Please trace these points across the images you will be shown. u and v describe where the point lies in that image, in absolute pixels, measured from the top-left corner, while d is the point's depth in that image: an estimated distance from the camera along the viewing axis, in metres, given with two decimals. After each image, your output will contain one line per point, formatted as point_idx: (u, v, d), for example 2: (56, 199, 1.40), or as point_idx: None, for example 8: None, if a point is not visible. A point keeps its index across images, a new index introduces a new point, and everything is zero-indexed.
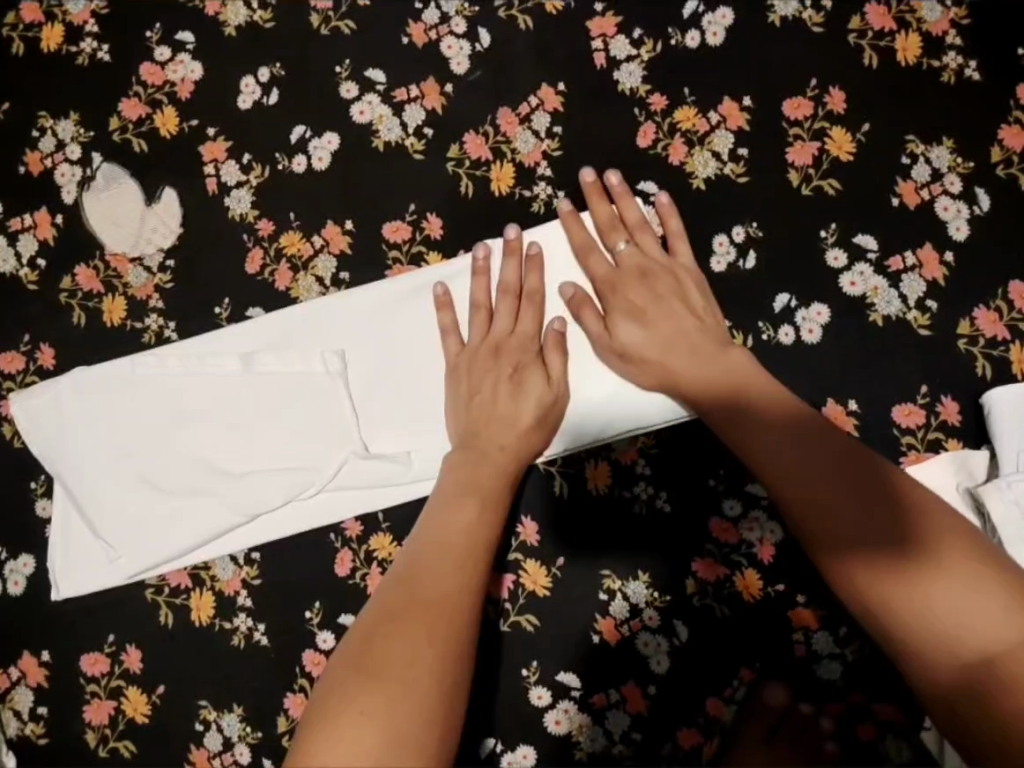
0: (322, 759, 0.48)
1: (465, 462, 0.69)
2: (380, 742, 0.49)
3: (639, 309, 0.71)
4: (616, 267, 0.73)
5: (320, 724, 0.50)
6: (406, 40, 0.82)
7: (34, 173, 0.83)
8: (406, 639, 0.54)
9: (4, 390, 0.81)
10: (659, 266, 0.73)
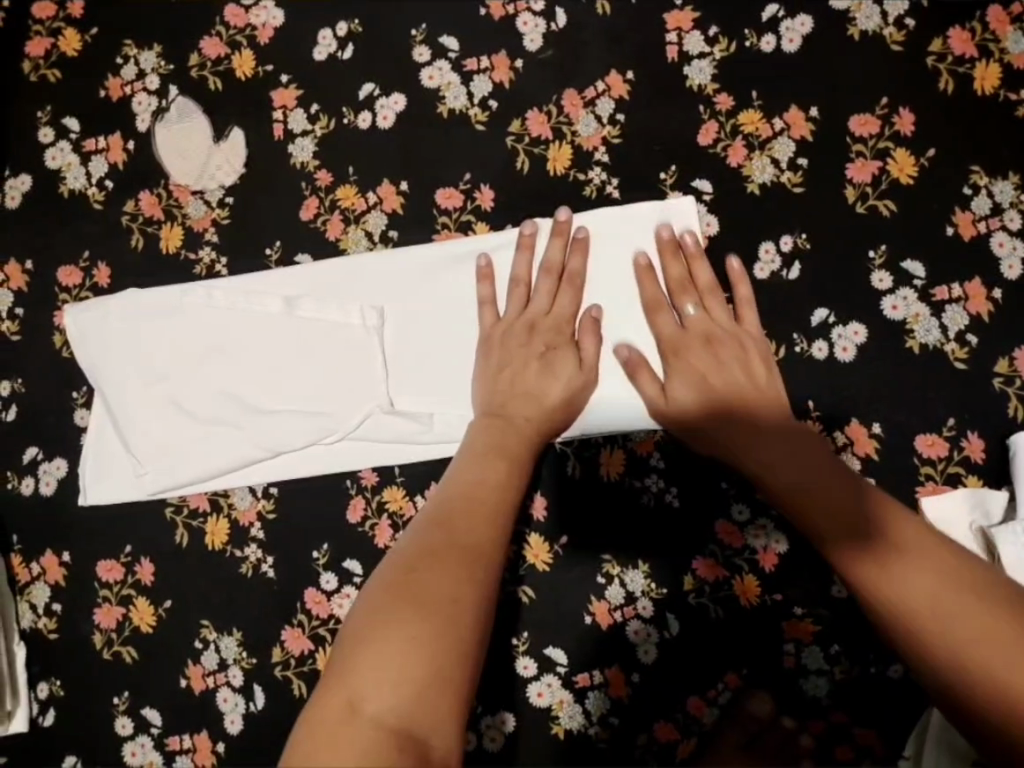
0: (361, 686, 0.51)
1: (487, 430, 0.71)
2: (420, 677, 0.51)
3: (701, 376, 0.71)
4: (681, 329, 0.73)
5: (358, 652, 0.52)
6: (484, 12, 0.83)
7: (113, 99, 0.87)
8: (443, 580, 0.56)
9: (58, 301, 0.85)
10: (724, 330, 0.73)
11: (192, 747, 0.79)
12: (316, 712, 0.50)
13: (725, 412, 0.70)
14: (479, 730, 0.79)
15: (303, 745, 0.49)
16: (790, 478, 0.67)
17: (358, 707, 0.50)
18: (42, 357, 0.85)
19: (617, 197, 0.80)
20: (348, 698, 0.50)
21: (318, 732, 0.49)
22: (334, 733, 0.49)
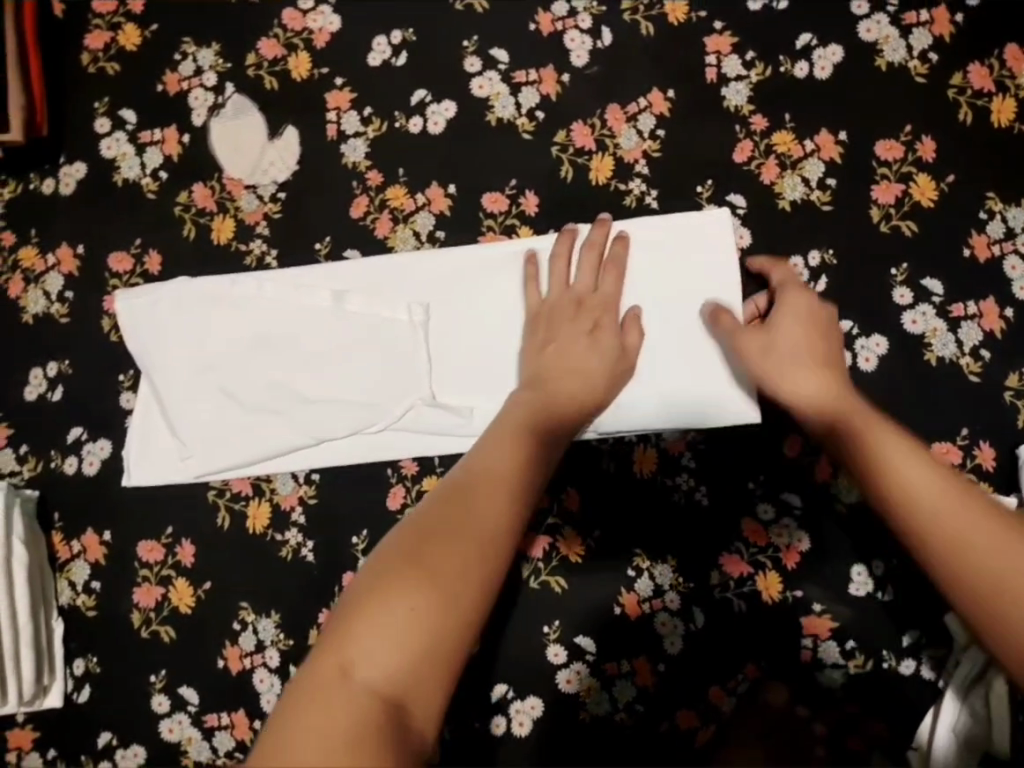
0: (355, 651, 0.53)
1: (529, 400, 0.73)
2: (411, 651, 0.53)
3: (811, 314, 0.73)
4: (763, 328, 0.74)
5: (358, 620, 0.55)
6: (534, 27, 0.87)
7: (170, 93, 0.89)
8: (449, 561, 0.57)
9: (109, 286, 0.87)
10: (816, 323, 0.73)
11: (229, 723, 0.81)
12: (313, 670, 0.53)
13: (822, 351, 0.72)
14: (509, 714, 0.81)
15: (293, 694, 0.52)
16: (817, 413, 0.69)
17: (351, 672, 0.52)
18: (90, 340, 0.86)
19: (656, 208, 0.84)
20: (343, 661, 0.53)
21: (311, 687, 0.52)
22: (326, 694, 0.51)
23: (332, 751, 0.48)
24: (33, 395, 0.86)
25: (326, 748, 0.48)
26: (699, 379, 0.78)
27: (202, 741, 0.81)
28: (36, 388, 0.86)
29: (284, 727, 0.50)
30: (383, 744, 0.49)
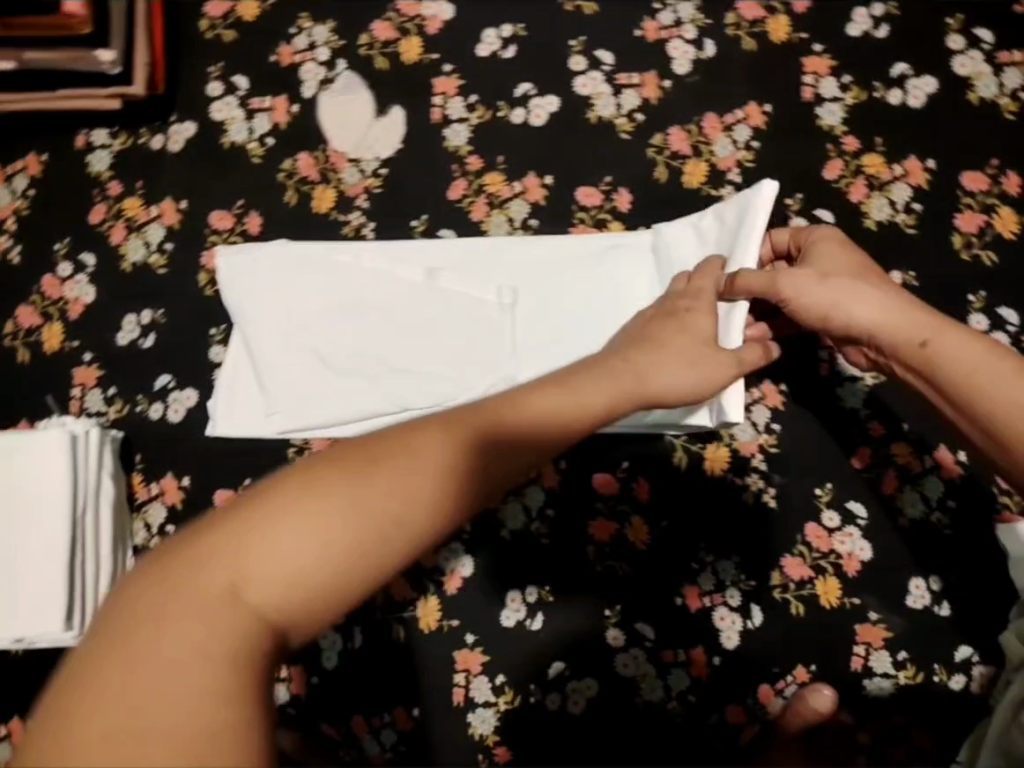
0: (253, 567, 0.40)
1: (626, 380, 0.59)
2: (321, 591, 0.41)
3: (831, 244, 0.73)
4: (817, 273, 0.70)
5: (268, 526, 0.41)
6: (639, 33, 0.90)
7: (283, 64, 0.92)
8: (397, 494, 0.43)
9: (209, 242, 0.90)
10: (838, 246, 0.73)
11: (287, 677, 0.85)
12: (194, 571, 0.40)
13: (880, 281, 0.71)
14: (564, 693, 0.82)
15: (145, 597, 0.39)
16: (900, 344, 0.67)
17: (242, 589, 0.40)
18: (186, 294, 0.89)
19: None
20: (236, 574, 0.40)
21: (173, 592, 0.40)
22: (203, 605, 0.39)
23: (194, 690, 0.36)
24: (125, 340, 0.89)
25: (186, 682, 0.37)
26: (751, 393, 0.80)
27: None
28: (128, 334, 0.89)
29: (133, 638, 0.38)
30: (259, 691, 0.38)
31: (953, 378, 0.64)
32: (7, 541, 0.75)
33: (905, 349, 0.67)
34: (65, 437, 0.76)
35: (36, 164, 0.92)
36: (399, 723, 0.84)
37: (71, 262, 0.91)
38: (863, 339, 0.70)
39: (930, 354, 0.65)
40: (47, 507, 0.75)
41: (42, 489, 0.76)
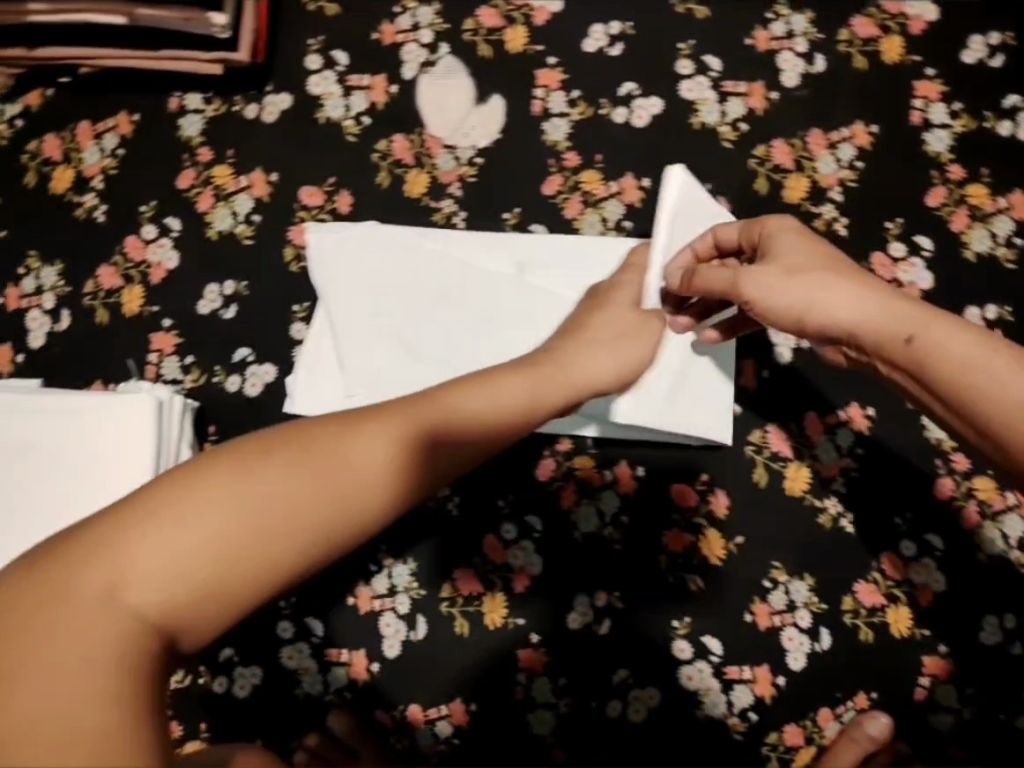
0: (135, 565, 0.45)
1: (548, 370, 0.67)
2: (205, 582, 0.46)
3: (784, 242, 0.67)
4: (783, 267, 0.65)
5: (152, 532, 0.46)
6: (750, 42, 0.88)
7: (384, 43, 0.91)
8: (283, 504, 0.48)
9: (297, 218, 0.89)
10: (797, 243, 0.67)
11: (347, 661, 0.85)
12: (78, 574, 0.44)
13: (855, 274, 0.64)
14: (626, 700, 0.82)
15: (31, 594, 0.44)
16: (882, 343, 0.60)
17: (119, 592, 0.44)
18: (271, 268, 0.88)
19: (843, 235, 0.86)
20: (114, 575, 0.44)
21: (54, 592, 0.44)
22: (85, 603, 0.43)
23: (84, 676, 0.41)
24: (206, 310, 0.88)
25: (73, 670, 0.41)
26: (714, 395, 0.84)
27: (317, 674, 0.85)
28: (210, 303, 0.88)
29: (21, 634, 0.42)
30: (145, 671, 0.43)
31: (941, 374, 0.56)
32: (83, 503, 0.74)
33: (888, 345, 0.59)
34: (151, 402, 0.75)
35: (127, 124, 0.91)
36: (456, 716, 0.84)
37: (156, 226, 0.90)
38: (840, 337, 0.63)
39: (915, 349, 0.58)
40: (127, 471, 0.74)
41: (124, 452, 0.75)
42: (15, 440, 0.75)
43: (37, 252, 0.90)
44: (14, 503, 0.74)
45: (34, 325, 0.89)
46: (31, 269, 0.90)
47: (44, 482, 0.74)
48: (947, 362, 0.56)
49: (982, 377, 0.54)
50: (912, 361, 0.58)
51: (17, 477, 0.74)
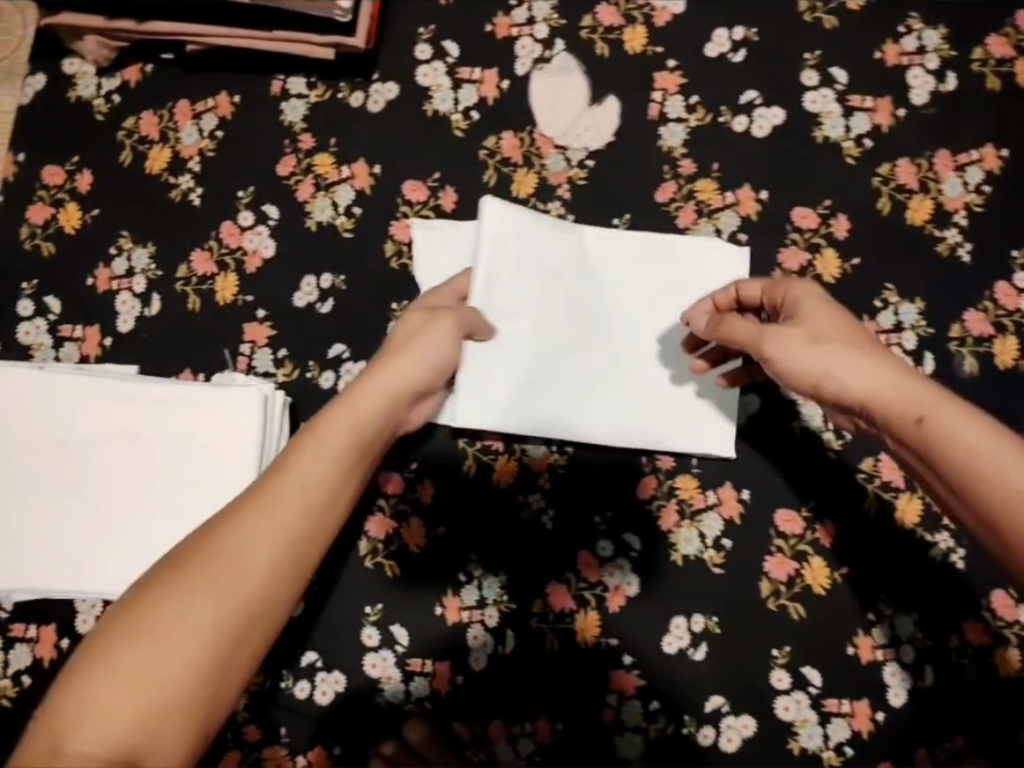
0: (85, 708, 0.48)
1: (375, 384, 0.67)
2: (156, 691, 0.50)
3: (812, 310, 0.67)
4: (808, 334, 0.65)
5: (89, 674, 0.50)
6: (879, 55, 0.85)
7: (498, 36, 0.88)
8: (208, 604, 0.53)
9: (399, 212, 0.86)
10: (825, 310, 0.67)
11: (430, 672, 0.83)
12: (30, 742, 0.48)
13: (863, 345, 0.64)
14: (718, 728, 0.80)
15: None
16: (893, 418, 0.60)
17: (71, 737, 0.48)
18: (371, 262, 0.86)
19: (967, 261, 0.83)
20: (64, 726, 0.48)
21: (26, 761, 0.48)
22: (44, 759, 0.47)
23: None
24: (302, 302, 0.85)
25: None
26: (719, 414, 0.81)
27: (399, 683, 0.83)
28: (306, 296, 0.85)
29: None
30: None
31: (953, 457, 0.57)
32: (192, 492, 0.77)
33: (898, 423, 0.60)
34: (257, 397, 0.77)
35: (227, 106, 0.88)
36: (540, 734, 0.81)
37: (253, 212, 0.87)
38: (855, 408, 0.63)
39: (925, 430, 0.59)
40: (235, 464, 0.77)
41: (231, 445, 0.77)
42: (119, 428, 0.78)
43: (130, 234, 0.87)
44: (130, 489, 0.78)
45: (124, 307, 0.86)
46: (124, 250, 0.87)
47: (158, 471, 0.78)
48: (954, 448, 0.57)
49: (985, 466, 0.56)
50: (919, 440, 0.59)
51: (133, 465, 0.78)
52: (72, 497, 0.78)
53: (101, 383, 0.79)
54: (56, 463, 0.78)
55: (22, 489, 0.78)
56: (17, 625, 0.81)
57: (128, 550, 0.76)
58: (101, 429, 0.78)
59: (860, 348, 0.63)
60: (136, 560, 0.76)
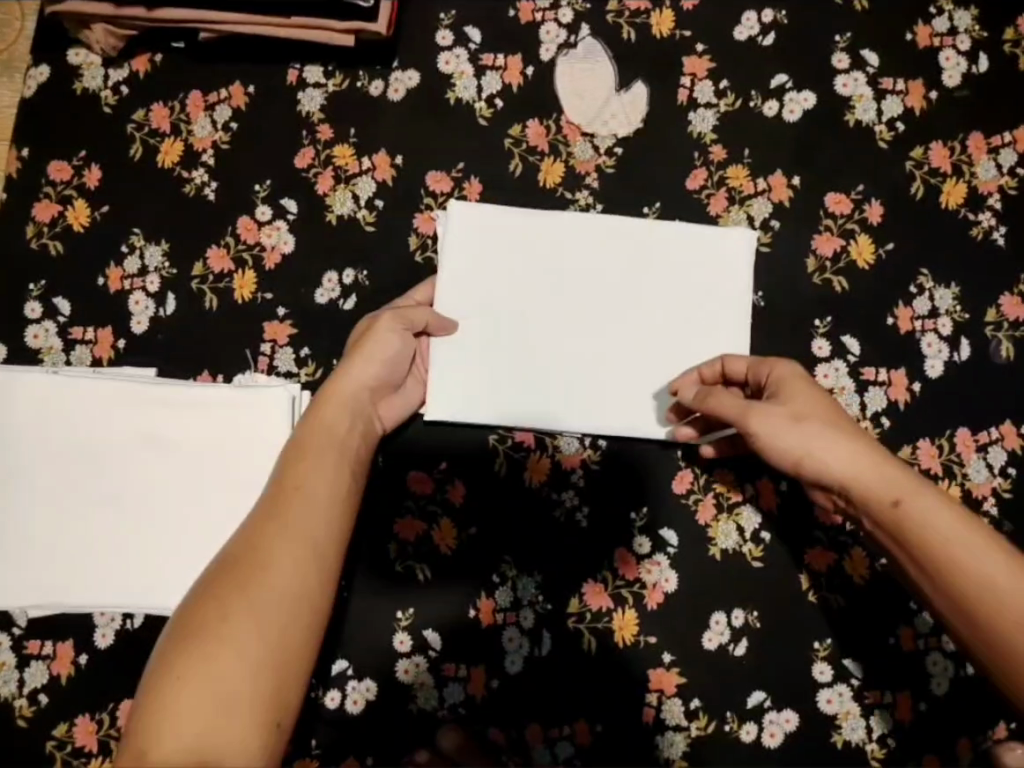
0: (169, 714, 0.50)
1: (336, 389, 0.70)
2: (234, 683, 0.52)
3: (792, 387, 0.67)
4: (790, 413, 0.64)
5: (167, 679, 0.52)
6: (910, 37, 0.84)
7: (521, 21, 0.85)
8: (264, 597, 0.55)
9: (422, 204, 0.84)
10: (808, 391, 0.66)
11: (465, 676, 0.80)
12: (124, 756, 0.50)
13: (842, 421, 0.63)
14: (760, 724, 0.79)
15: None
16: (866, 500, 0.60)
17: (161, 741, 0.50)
18: (395, 255, 0.83)
19: (1002, 245, 0.81)
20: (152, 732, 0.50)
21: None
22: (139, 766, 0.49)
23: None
24: (324, 299, 0.83)
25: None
26: None
27: (433, 688, 0.80)
28: (328, 293, 0.83)
29: None
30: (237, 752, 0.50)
31: (926, 546, 0.57)
32: (219, 495, 0.75)
33: (877, 507, 0.59)
34: (284, 396, 0.75)
35: (241, 96, 0.85)
36: (579, 736, 0.80)
37: (271, 207, 0.84)
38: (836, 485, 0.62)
39: (900, 517, 0.58)
40: (264, 465, 0.75)
41: (260, 445, 0.75)
42: (141, 433, 0.76)
43: (142, 231, 0.84)
44: (154, 496, 0.75)
45: (137, 308, 0.83)
46: (136, 248, 0.84)
47: (182, 475, 0.75)
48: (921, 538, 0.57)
49: (949, 558, 0.56)
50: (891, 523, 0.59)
51: (154, 470, 0.75)
52: (91, 505, 0.75)
53: (118, 385, 0.76)
54: (73, 469, 0.75)
55: (38, 499, 0.75)
56: (32, 641, 0.78)
57: (154, 557, 0.74)
58: (120, 432, 0.76)
59: (838, 425, 0.62)
60: (162, 568, 0.74)
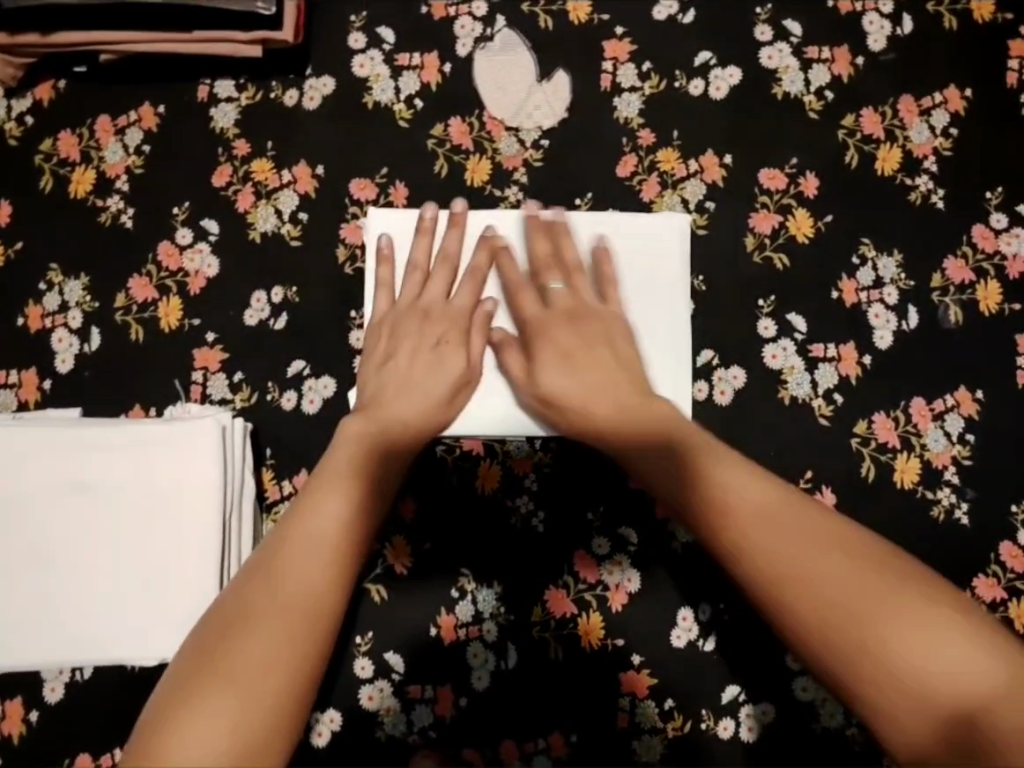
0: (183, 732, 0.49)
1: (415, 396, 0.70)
2: (255, 701, 0.52)
3: (568, 353, 0.70)
4: (559, 385, 0.69)
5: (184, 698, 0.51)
6: (832, 4, 0.82)
7: (435, 18, 0.83)
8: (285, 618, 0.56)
9: (348, 213, 0.81)
10: (578, 357, 0.70)
11: (432, 697, 0.78)
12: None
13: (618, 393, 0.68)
14: (738, 719, 0.77)
15: None
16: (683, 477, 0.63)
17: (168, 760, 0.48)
18: (323, 269, 0.80)
19: (941, 208, 0.80)
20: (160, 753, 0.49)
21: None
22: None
23: None
24: (253, 320, 0.80)
25: None
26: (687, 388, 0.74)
27: (399, 714, 0.78)
28: (257, 313, 0.80)
29: None
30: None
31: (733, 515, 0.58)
32: (156, 535, 0.72)
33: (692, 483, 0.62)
34: (214, 428, 0.72)
35: (151, 117, 0.82)
36: (554, 749, 0.77)
37: (192, 229, 0.81)
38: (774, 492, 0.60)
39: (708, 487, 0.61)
40: (197, 500, 0.71)
41: (192, 481, 0.71)
42: (70, 479, 0.72)
43: (60, 266, 0.81)
44: (89, 544, 0.72)
45: (61, 346, 0.80)
46: (54, 284, 0.81)
47: (115, 518, 0.72)
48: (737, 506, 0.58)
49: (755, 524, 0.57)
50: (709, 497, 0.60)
51: (87, 517, 0.72)
52: (21, 557, 0.72)
53: (42, 431, 0.72)
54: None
55: None
56: None
57: (91, 606, 0.71)
58: (46, 478, 0.72)
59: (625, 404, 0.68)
60: (101, 618, 0.71)
